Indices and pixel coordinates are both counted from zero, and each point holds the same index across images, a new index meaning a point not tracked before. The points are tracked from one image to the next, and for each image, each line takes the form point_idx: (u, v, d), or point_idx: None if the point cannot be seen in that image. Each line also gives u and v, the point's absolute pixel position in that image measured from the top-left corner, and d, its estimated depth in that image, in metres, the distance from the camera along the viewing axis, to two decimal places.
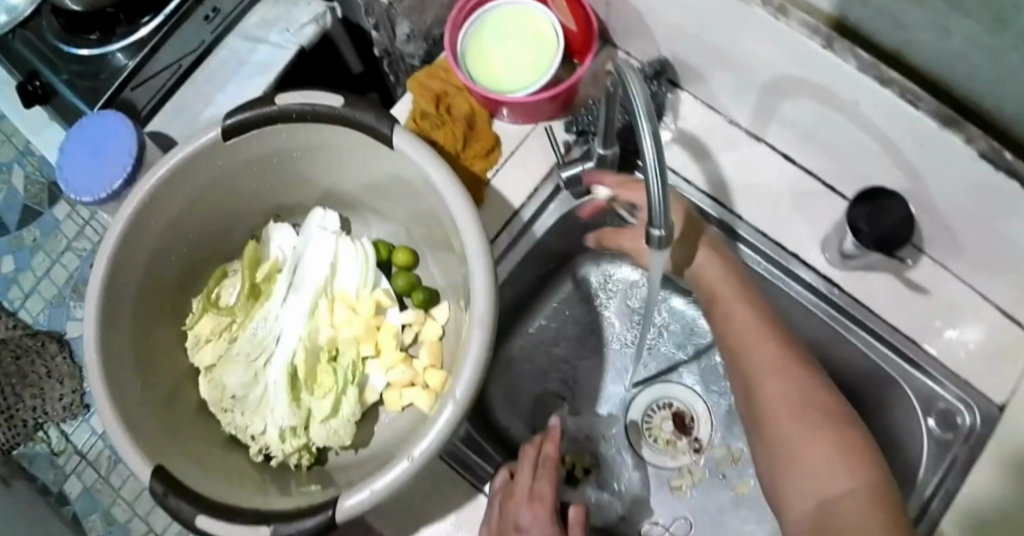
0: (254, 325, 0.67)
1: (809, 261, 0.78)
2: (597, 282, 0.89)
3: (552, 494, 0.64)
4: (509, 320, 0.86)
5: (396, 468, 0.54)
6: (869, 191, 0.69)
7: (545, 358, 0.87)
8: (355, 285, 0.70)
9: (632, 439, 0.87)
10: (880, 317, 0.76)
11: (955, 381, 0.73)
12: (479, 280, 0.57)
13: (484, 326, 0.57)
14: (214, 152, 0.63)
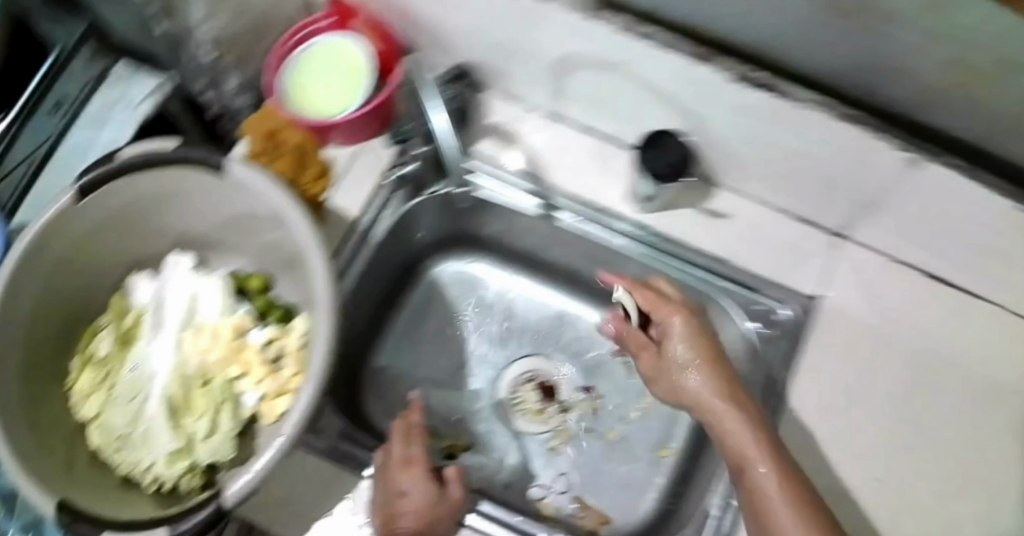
0: (130, 367, 0.75)
1: (621, 212, 0.93)
2: (450, 287, 1.06)
3: (424, 457, 0.76)
4: (370, 332, 1.02)
5: (270, 451, 0.63)
6: (650, 139, 0.83)
7: (414, 357, 1.03)
8: (217, 314, 0.80)
9: (502, 412, 1.01)
10: (685, 244, 0.91)
11: (763, 287, 0.87)
12: (320, 280, 0.69)
13: (326, 315, 0.68)
14: (68, 219, 0.71)
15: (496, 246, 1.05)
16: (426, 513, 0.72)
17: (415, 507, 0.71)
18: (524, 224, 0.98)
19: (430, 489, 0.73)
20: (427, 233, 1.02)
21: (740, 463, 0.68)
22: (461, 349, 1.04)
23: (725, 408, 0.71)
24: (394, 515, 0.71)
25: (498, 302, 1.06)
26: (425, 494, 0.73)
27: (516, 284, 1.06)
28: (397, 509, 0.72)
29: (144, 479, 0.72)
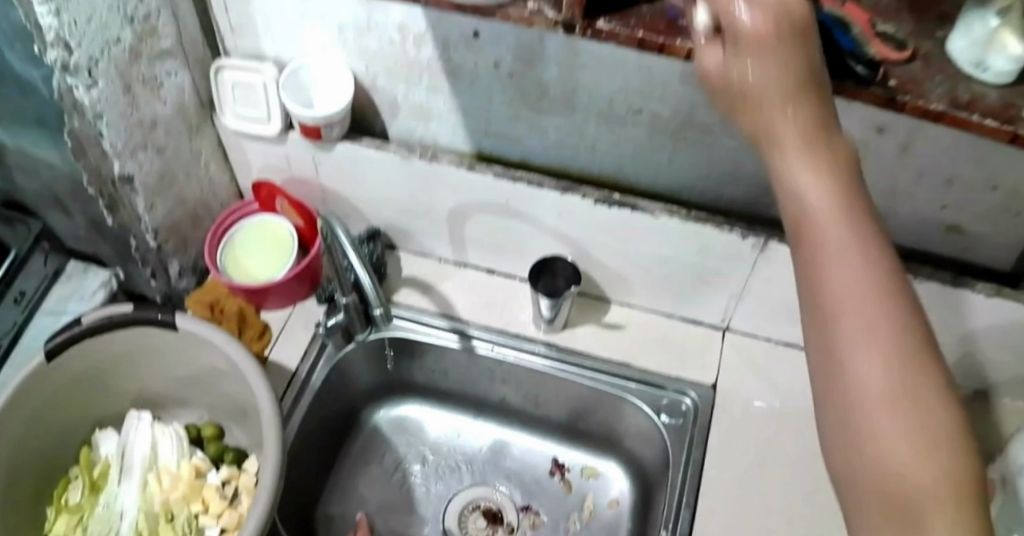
0: (101, 508, 0.83)
1: (528, 334, 1.07)
2: (388, 428, 1.15)
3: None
4: (320, 475, 1.07)
5: None
6: (535, 268, 1.01)
7: (364, 493, 1.09)
8: (175, 459, 0.87)
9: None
10: (587, 354, 1.05)
11: (666, 385, 1.02)
12: (266, 410, 0.79)
13: (273, 432, 0.78)
14: (41, 376, 0.79)
15: (426, 390, 1.15)
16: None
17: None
18: (448, 359, 1.10)
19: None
20: (365, 382, 1.12)
21: (828, 353, 0.44)
22: (407, 485, 1.10)
23: (817, 203, 0.45)
24: None
25: (437, 436, 1.15)
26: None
27: (450, 420, 1.16)
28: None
29: None
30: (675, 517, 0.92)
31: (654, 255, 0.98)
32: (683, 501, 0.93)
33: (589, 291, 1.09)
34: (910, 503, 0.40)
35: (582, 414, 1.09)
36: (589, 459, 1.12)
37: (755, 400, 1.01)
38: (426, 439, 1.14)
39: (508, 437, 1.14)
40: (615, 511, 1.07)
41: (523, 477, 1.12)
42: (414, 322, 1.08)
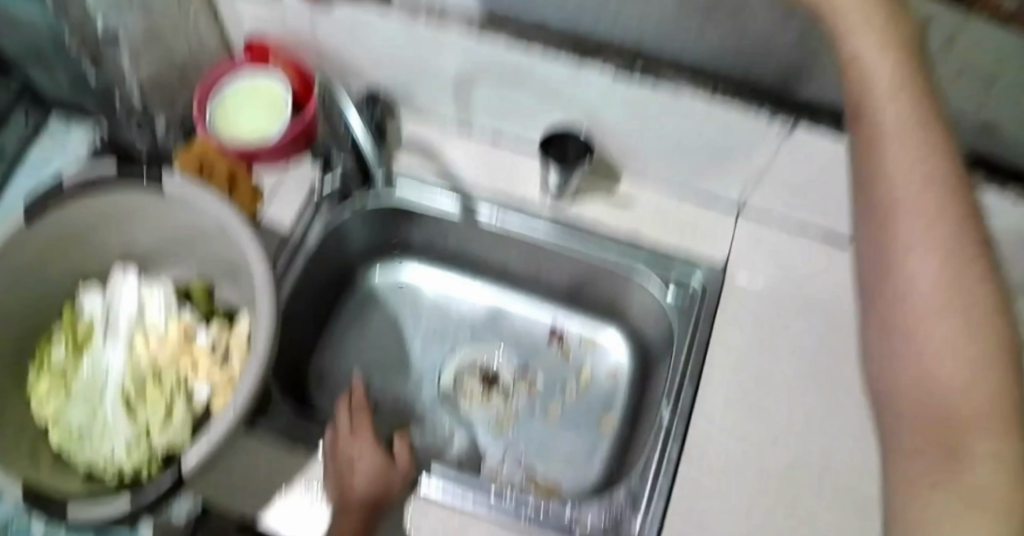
0: (85, 369, 0.78)
1: (532, 204, 1.02)
2: (384, 290, 1.11)
3: (372, 432, 0.82)
4: (314, 331, 1.05)
5: (223, 417, 0.69)
6: (549, 137, 0.94)
7: (358, 355, 1.07)
8: (162, 319, 0.83)
9: (448, 399, 1.05)
10: (594, 226, 1.00)
11: (675, 259, 0.97)
12: (259, 270, 0.75)
13: (266, 298, 0.74)
14: (18, 241, 0.74)
15: (428, 251, 1.11)
16: (379, 480, 0.78)
17: (366, 475, 0.77)
18: (447, 227, 1.05)
19: (382, 459, 0.80)
20: (362, 242, 1.07)
21: (886, 266, 0.51)
22: (403, 346, 1.09)
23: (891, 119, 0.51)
24: (347, 481, 0.77)
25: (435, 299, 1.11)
26: (376, 463, 0.79)
27: (448, 287, 1.12)
28: (350, 478, 0.77)
29: (104, 473, 0.73)
30: (676, 389, 0.89)
31: (673, 137, 0.91)
32: (687, 377, 0.90)
33: (600, 167, 1.02)
34: (949, 415, 0.46)
35: (583, 284, 1.05)
36: (589, 327, 1.09)
37: (769, 278, 0.96)
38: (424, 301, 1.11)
39: (508, 304, 1.11)
40: (613, 382, 1.05)
41: (523, 343, 1.09)
42: (415, 186, 1.01)
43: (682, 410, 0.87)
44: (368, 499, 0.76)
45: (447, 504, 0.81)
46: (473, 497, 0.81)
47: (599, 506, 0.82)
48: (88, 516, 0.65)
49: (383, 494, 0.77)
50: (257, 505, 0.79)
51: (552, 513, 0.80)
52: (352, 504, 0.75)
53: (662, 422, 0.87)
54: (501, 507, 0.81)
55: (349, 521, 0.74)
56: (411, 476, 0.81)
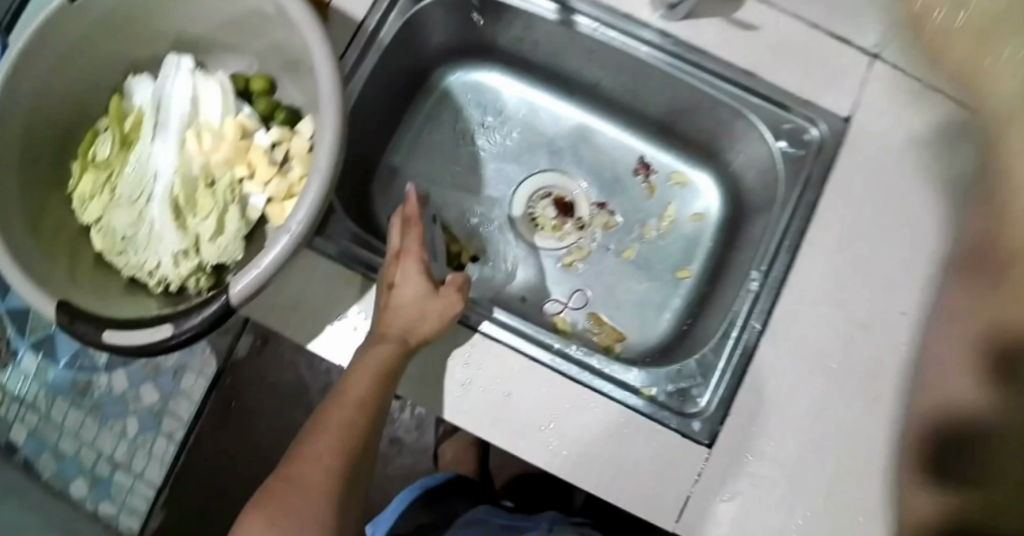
0: (132, 166, 0.72)
1: (642, 19, 0.81)
2: (460, 93, 0.95)
3: (420, 254, 0.74)
4: (378, 132, 0.90)
5: (279, 243, 0.61)
6: None
7: (425, 167, 0.94)
8: (219, 115, 0.75)
9: (514, 226, 0.95)
10: (714, 56, 0.80)
11: (797, 104, 0.79)
12: (326, 84, 0.65)
13: (332, 111, 0.65)
14: (60, 20, 0.66)
15: (511, 57, 0.92)
16: (415, 308, 0.71)
17: (403, 303, 0.71)
18: (543, 32, 0.85)
19: (425, 286, 0.72)
20: (440, 38, 0.89)
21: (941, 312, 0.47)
22: (478, 165, 0.95)
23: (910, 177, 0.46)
24: (387, 305, 0.72)
25: (517, 110, 0.96)
26: (417, 290, 0.72)
27: (532, 99, 0.95)
28: (388, 304, 0.72)
29: (149, 282, 0.71)
30: (767, 259, 0.78)
31: None
32: (782, 249, 0.77)
33: None
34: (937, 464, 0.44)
35: (688, 121, 0.88)
36: (678, 165, 0.94)
37: (913, 142, 0.78)
38: (506, 112, 0.96)
39: (594, 125, 0.95)
40: (697, 226, 0.93)
41: (607, 174, 0.96)
42: None
43: (771, 284, 0.76)
44: (400, 330, 0.71)
45: (513, 348, 0.74)
46: (539, 346, 0.75)
47: (663, 382, 0.76)
48: (134, 340, 0.60)
49: (417, 325, 0.71)
50: (306, 334, 0.74)
51: (614, 379, 0.75)
52: (385, 334, 0.71)
53: (749, 283, 0.78)
54: (569, 363, 0.75)
55: (376, 352, 0.70)
56: (458, 306, 0.72)
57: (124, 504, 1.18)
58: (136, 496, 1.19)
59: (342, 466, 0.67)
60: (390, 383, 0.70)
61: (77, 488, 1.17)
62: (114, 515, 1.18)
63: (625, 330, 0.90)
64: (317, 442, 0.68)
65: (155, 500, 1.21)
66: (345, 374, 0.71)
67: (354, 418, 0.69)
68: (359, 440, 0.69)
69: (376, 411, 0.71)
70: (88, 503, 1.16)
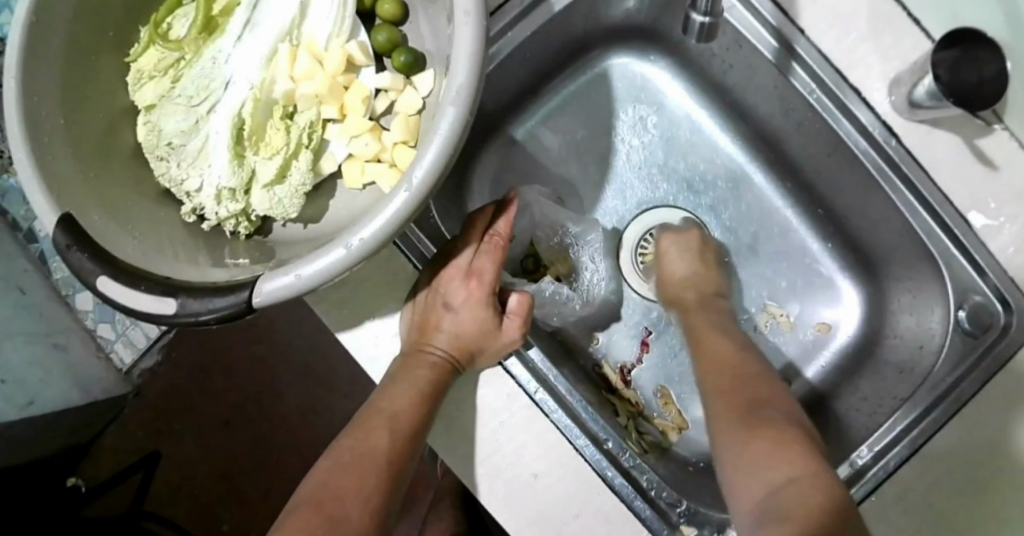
0: (201, 65, 0.59)
1: (871, 100, 0.63)
2: (616, 76, 0.77)
3: (493, 274, 0.62)
4: (514, 97, 0.74)
5: (331, 254, 0.50)
6: (957, 33, 0.57)
7: (550, 149, 0.78)
8: (325, 35, 0.60)
9: (613, 248, 0.78)
10: (932, 180, 0.63)
11: (998, 274, 0.63)
12: (459, 80, 0.50)
13: (454, 113, 0.50)
14: None
15: (691, 64, 0.74)
16: (469, 340, 0.60)
17: (453, 328, 0.60)
18: (747, 61, 0.67)
19: (485, 316, 0.61)
20: (624, 12, 0.70)
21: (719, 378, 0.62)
22: (602, 172, 0.78)
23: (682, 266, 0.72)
24: (431, 329, 0.60)
25: (675, 123, 0.78)
26: (474, 320, 0.61)
27: (698, 118, 0.78)
28: (434, 322, 0.60)
29: (183, 203, 0.60)
30: (886, 441, 0.63)
31: None
32: (905, 438, 0.62)
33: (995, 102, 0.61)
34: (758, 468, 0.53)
35: (866, 227, 0.71)
36: (822, 261, 0.78)
37: None
38: (660, 118, 0.78)
39: (751, 174, 0.78)
40: (818, 337, 0.77)
41: (742, 239, 0.79)
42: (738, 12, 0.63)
43: (874, 473, 0.62)
44: (445, 350, 0.59)
45: (559, 430, 0.62)
46: (590, 440, 0.62)
47: (707, 529, 0.63)
48: (129, 299, 0.51)
49: (466, 360, 0.60)
50: (339, 324, 0.61)
51: (657, 506, 0.63)
52: (423, 358, 0.59)
53: (855, 458, 0.63)
54: (616, 469, 0.62)
55: (416, 374, 0.58)
56: (514, 350, 0.61)
57: (124, 333, 1.06)
58: (138, 330, 1.07)
59: (374, 507, 0.54)
60: (435, 408, 0.58)
61: (83, 302, 1.03)
62: (109, 340, 1.06)
63: (690, 421, 0.76)
64: (353, 470, 0.55)
65: (156, 341, 1.09)
66: (376, 391, 0.59)
67: (394, 448, 0.56)
68: (394, 479, 0.56)
69: (415, 451, 0.57)
70: (88, 321, 1.04)
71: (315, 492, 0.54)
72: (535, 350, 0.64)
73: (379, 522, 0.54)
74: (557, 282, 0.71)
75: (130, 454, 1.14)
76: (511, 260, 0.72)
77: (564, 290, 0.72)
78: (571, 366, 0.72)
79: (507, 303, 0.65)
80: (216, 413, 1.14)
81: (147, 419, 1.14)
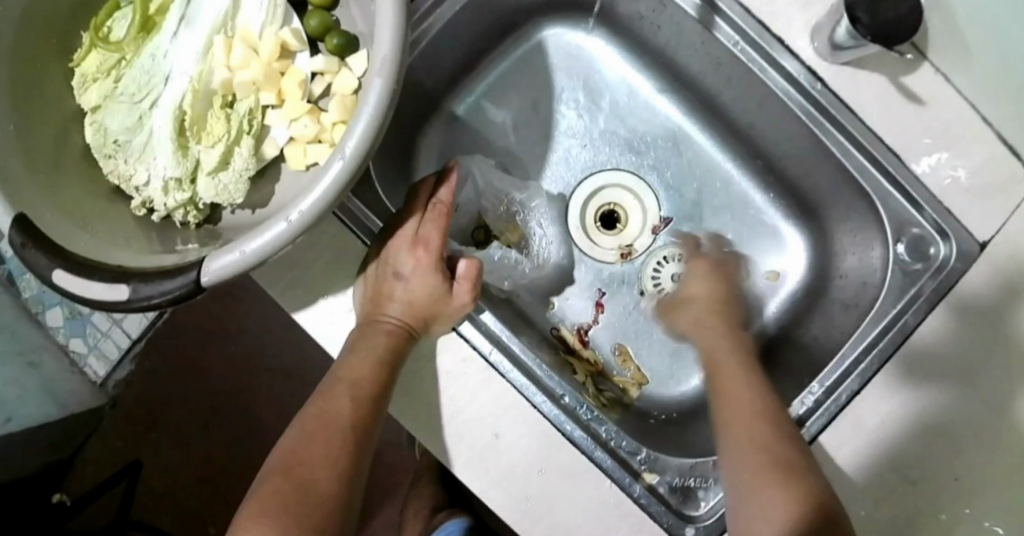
0: (142, 64, 0.61)
1: (793, 47, 0.64)
2: (552, 48, 0.80)
3: (439, 241, 0.64)
4: (454, 75, 0.76)
5: (273, 230, 0.51)
6: None
7: (498, 125, 0.80)
8: (260, 24, 0.62)
9: (561, 212, 0.80)
10: (863, 120, 0.64)
11: (936, 207, 0.63)
12: (383, 53, 0.52)
13: (381, 84, 0.52)
14: None
15: (625, 29, 0.76)
16: (422, 306, 0.62)
17: (406, 295, 0.62)
18: (672, 21, 0.69)
19: (435, 282, 0.63)
20: None
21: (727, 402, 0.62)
22: (546, 142, 0.81)
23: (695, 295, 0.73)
24: (384, 298, 0.61)
25: (616, 89, 0.80)
26: (425, 286, 0.63)
27: (637, 84, 0.80)
28: (386, 291, 0.62)
29: (133, 198, 0.62)
30: (835, 376, 0.64)
31: None
32: (856, 369, 0.64)
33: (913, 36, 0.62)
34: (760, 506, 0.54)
35: (805, 174, 0.73)
36: (767, 211, 0.80)
37: None
38: (601, 86, 0.80)
39: (691, 133, 0.80)
40: (768, 286, 0.79)
41: (689, 197, 0.81)
42: None
43: (828, 407, 0.63)
44: (401, 317, 0.61)
45: (516, 389, 0.63)
46: (548, 397, 0.64)
47: (668, 475, 0.65)
48: (82, 290, 0.52)
49: (420, 327, 0.62)
50: (294, 303, 0.63)
51: (619, 456, 0.65)
52: (379, 327, 0.61)
53: (806, 395, 0.65)
54: (574, 423, 0.64)
55: (373, 342, 0.60)
56: (467, 312, 0.63)
57: (96, 346, 1.10)
58: (110, 342, 1.10)
59: (343, 472, 0.56)
60: (394, 374, 0.60)
61: (53, 317, 1.08)
62: (82, 354, 1.09)
63: (650, 376, 0.78)
64: (320, 437, 0.57)
65: (128, 351, 1.12)
66: (336, 362, 0.61)
67: (357, 415, 0.58)
68: (359, 442, 0.58)
69: (379, 416, 0.60)
70: (60, 336, 1.08)
71: (284, 460, 0.56)
72: (487, 315, 0.66)
73: (348, 485, 0.57)
74: (504, 247, 0.76)
75: (115, 464, 1.15)
76: (462, 230, 0.74)
77: (513, 253, 0.76)
78: (530, 332, 0.74)
79: (456, 269, 0.67)
80: (199, 418, 1.16)
81: (131, 429, 1.15)
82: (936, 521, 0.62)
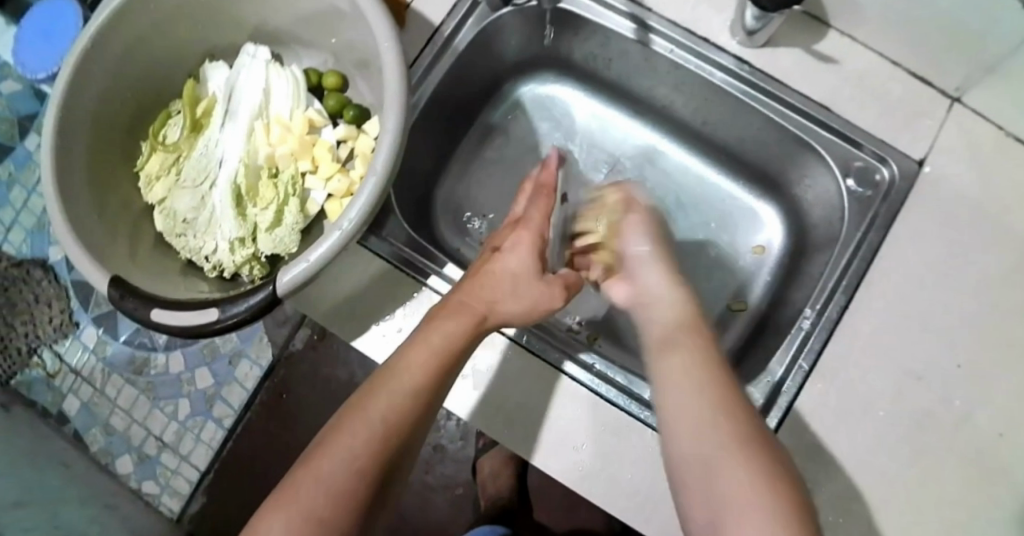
0: (199, 151, 0.74)
1: (720, 44, 0.78)
2: (529, 101, 0.94)
3: (540, 222, 0.70)
4: (450, 133, 0.90)
5: (328, 240, 0.60)
6: None
7: (494, 172, 0.94)
8: (289, 108, 0.76)
9: None
10: (792, 87, 0.77)
11: (873, 143, 0.75)
12: (394, 87, 0.63)
13: (396, 115, 0.63)
14: None
15: (583, 72, 0.91)
16: (519, 279, 0.66)
17: (507, 269, 0.67)
18: (619, 48, 0.83)
19: (531, 263, 0.68)
20: (517, 46, 0.87)
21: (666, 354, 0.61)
22: None
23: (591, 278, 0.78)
24: (490, 266, 0.67)
25: (586, 123, 0.95)
26: (524, 264, 0.67)
27: (603, 115, 0.94)
28: (490, 265, 0.67)
29: (205, 265, 0.73)
30: (825, 296, 0.73)
31: None
32: (841, 285, 0.73)
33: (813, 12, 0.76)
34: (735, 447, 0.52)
35: (760, 151, 0.85)
36: (741, 195, 0.91)
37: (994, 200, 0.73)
38: (573, 124, 0.95)
39: (660, 146, 0.94)
40: (757, 259, 0.89)
41: (671, 197, 0.94)
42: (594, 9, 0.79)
43: (824, 323, 0.72)
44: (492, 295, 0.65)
45: (550, 364, 0.72)
46: (580, 366, 0.72)
47: None
48: (179, 322, 0.60)
49: (510, 302, 0.65)
50: (350, 331, 0.73)
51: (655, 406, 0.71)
52: (469, 300, 0.64)
53: (802, 321, 0.73)
54: (608, 385, 0.72)
55: (445, 327, 0.61)
56: (561, 294, 0.67)
57: (168, 484, 1.18)
58: (179, 477, 1.18)
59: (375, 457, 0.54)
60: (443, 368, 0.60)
61: (122, 464, 1.18)
62: (156, 495, 1.18)
63: None
64: (356, 417, 0.56)
65: (198, 484, 1.19)
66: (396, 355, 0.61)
67: (398, 406, 0.57)
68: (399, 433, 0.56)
69: (424, 413, 0.58)
70: (131, 481, 1.17)
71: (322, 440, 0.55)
72: None
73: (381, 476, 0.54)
74: None
75: None
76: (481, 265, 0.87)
77: None
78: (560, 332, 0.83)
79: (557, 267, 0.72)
80: None
81: None
82: (948, 404, 0.69)
